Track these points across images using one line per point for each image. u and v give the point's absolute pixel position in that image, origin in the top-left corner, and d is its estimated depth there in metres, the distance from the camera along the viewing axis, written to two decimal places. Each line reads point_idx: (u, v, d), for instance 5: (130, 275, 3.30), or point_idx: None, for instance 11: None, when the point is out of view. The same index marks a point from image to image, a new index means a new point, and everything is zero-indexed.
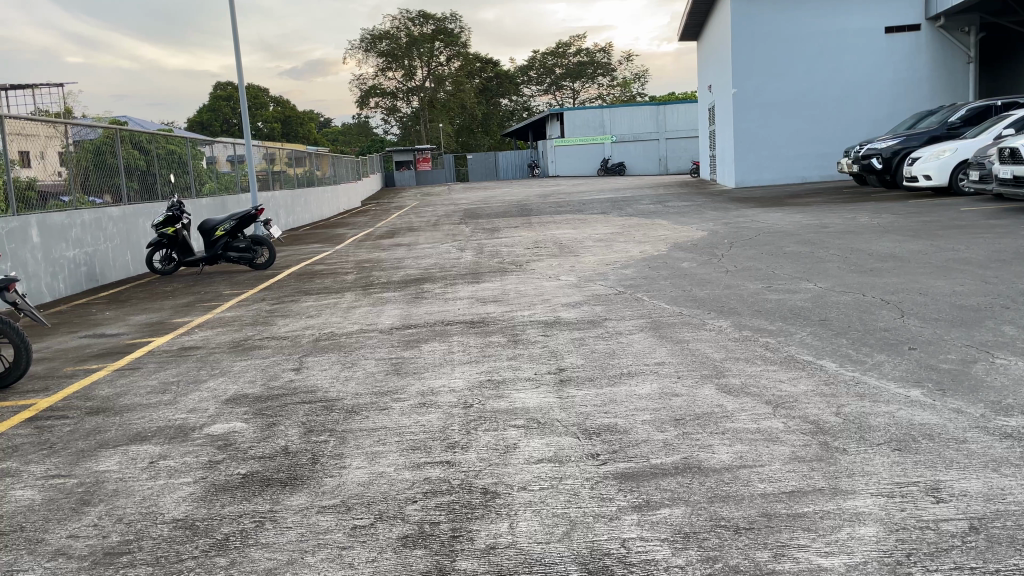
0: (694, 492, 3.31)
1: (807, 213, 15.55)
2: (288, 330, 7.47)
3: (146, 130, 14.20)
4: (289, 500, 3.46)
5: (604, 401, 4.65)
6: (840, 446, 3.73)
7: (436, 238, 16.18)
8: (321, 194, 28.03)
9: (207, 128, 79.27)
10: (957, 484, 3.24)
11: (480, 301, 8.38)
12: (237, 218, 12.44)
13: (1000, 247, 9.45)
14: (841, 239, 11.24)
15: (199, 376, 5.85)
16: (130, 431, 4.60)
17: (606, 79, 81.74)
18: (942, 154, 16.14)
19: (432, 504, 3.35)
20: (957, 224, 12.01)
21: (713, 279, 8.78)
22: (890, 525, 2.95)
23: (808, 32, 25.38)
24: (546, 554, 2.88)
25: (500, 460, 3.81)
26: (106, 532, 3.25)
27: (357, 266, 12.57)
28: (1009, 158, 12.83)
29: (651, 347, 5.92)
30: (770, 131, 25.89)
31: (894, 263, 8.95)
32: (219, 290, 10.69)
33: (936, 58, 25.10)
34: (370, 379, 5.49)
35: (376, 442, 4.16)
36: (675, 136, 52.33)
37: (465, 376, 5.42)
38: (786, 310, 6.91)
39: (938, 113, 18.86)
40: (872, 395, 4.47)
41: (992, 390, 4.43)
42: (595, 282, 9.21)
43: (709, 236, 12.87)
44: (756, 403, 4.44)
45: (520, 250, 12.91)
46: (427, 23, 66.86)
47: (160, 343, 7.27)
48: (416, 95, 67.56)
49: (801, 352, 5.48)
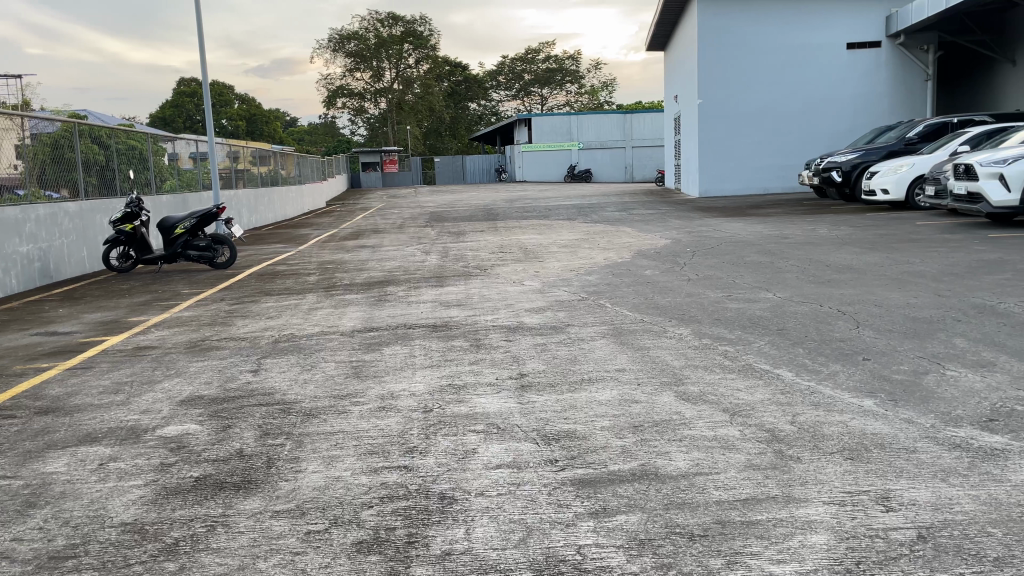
0: (650, 499, 3.33)
1: (768, 223, 15.84)
2: (247, 331, 7.38)
3: (106, 124, 13.83)
4: (242, 504, 3.41)
5: (564, 407, 4.67)
6: (794, 455, 3.78)
7: (400, 241, 16.07)
8: (285, 193, 27.74)
9: (169, 124, 78.10)
10: (906, 494, 3.30)
11: (443, 305, 8.37)
12: (198, 216, 12.24)
13: (953, 261, 9.66)
14: (800, 250, 11.38)
15: (154, 376, 5.74)
16: (79, 432, 4.49)
17: (574, 86, 81.99)
18: (900, 169, 16.52)
19: (388, 509, 3.33)
20: (912, 238, 12.27)
21: (675, 287, 8.86)
22: (841, 533, 2.99)
23: (773, 45, 25.78)
24: (502, 560, 2.88)
25: (458, 465, 3.79)
26: (51, 536, 3.16)
27: (320, 267, 12.48)
28: (963, 174, 13.07)
29: (612, 353, 5.96)
30: (735, 141, 26.22)
31: (851, 275, 9.10)
32: (176, 289, 10.48)
33: (894, 76, 25.71)
34: (329, 382, 5.43)
35: (333, 446, 4.12)
36: (641, 144, 52.92)
37: (426, 380, 5.39)
38: (745, 319, 7.00)
39: (896, 129, 19.28)
40: (827, 404, 4.54)
41: (942, 400, 4.55)
42: (558, 287, 9.22)
43: (672, 245, 13.00)
44: (713, 411, 4.49)
45: (484, 255, 12.89)
46: (396, 25, 66.67)
47: (115, 342, 7.11)
48: (383, 96, 67.28)
49: (758, 361, 5.57)
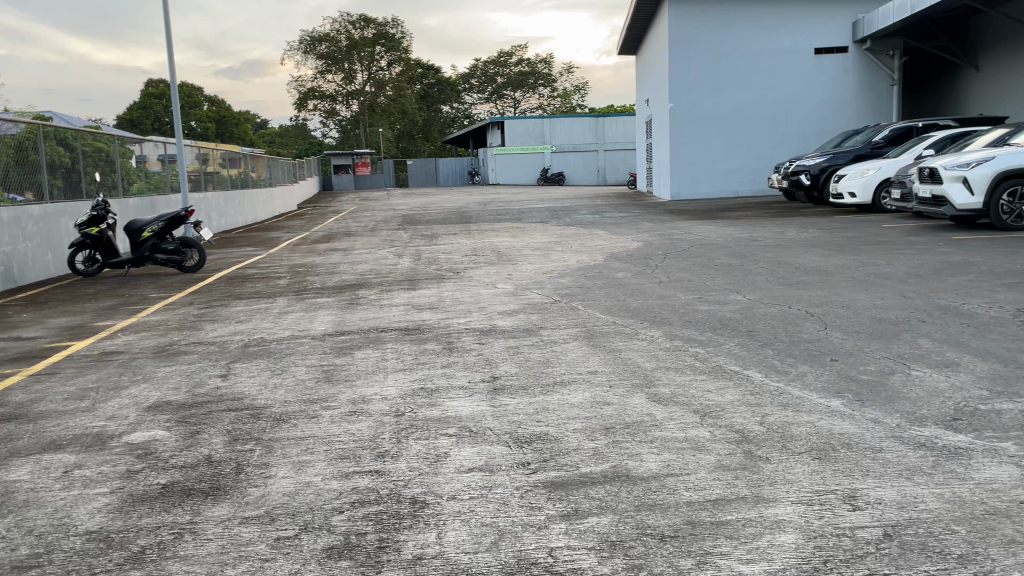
0: (621, 501, 3.35)
1: (738, 226, 15.99)
2: (216, 335, 7.29)
3: (71, 126, 13.61)
4: (211, 511, 3.37)
5: (536, 410, 4.67)
6: (763, 455, 3.82)
7: (373, 244, 16.00)
8: (255, 196, 27.49)
9: (137, 125, 77.02)
10: (873, 493, 3.35)
11: (416, 308, 8.35)
12: (166, 219, 12.08)
13: (918, 263, 9.82)
14: (770, 252, 11.51)
15: (121, 382, 5.65)
16: (43, 438, 4.41)
17: (546, 89, 82.19)
18: (866, 172, 16.79)
19: (359, 514, 3.30)
20: (878, 240, 12.46)
21: (647, 289, 8.91)
22: (809, 532, 3.03)
23: (743, 49, 26.06)
24: (474, 563, 2.87)
25: (430, 469, 3.78)
26: (14, 545, 3.10)
27: (291, 270, 12.37)
28: (929, 177, 13.30)
29: (584, 356, 5.98)
30: (706, 145, 26.47)
31: (820, 277, 9.22)
32: (144, 293, 10.33)
33: (861, 81, 26.11)
34: (300, 386, 5.38)
35: (303, 451, 4.08)
36: (614, 148, 53.20)
37: (398, 384, 5.36)
38: (715, 321, 7.06)
39: (863, 133, 19.59)
40: (795, 405, 4.59)
41: (908, 400, 4.62)
42: (531, 290, 9.23)
43: (644, 248, 13.07)
44: (684, 412, 4.53)
45: (457, 258, 12.86)
46: (368, 27, 66.38)
47: (80, 348, 6.99)
48: (355, 98, 66.96)
49: (728, 362, 5.62)
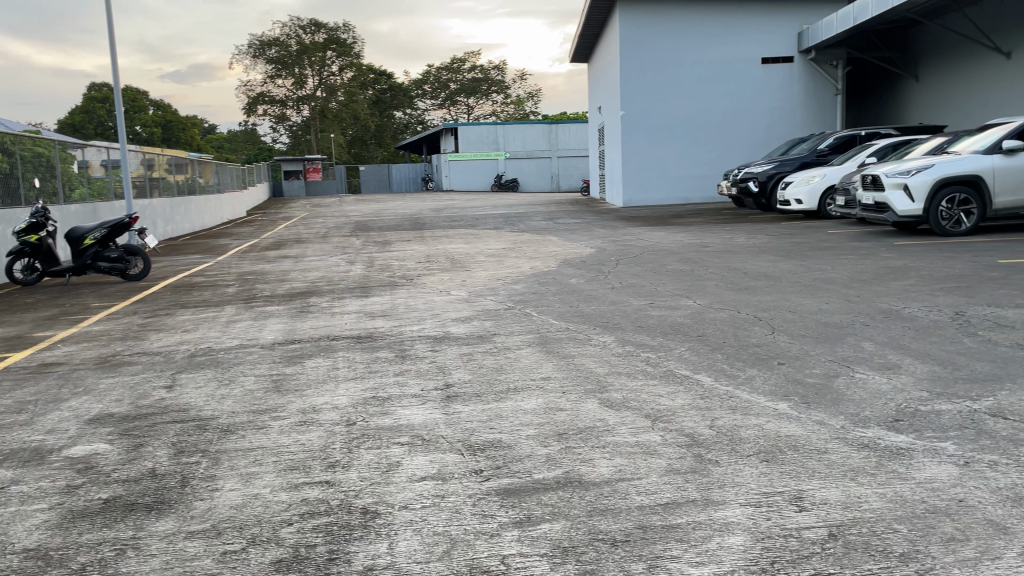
0: (574, 506, 3.36)
1: (689, 232, 16.21)
2: (161, 346, 7.12)
3: (9, 131, 13.18)
4: (155, 525, 3.28)
5: (489, 417, 4.66)
6: (712, 458, 3.87)
7: (324, 251, 15.82)
8: (204, 202, 26.97)
9: (79, 129, 74.92)
10: (818, 493, 3.42)
11: (368, 316, 8.27)
12: (109, 226, 11.77)
13: (861, 268, 10.08)
14: (720, 258, 11.69)
15: (61, 394, 5.48)
16: None
17: (500, 96, 82.34)
18: (812, 180, 17.18)
19: (309, 525, 3.25)
20: (824, 245, 12.76)
21: (599, 295, 8.97)
22: (757, 534, 3.08)
23: (692, 58, 26.49)
24: (425, 573, 2.85)
25: (382, 478, 3.74)
26: None
27: (240, 278, 12.16)
28: (871, 185, 13.66)
29: (537, 362, 5.98)
30: (657, 152, 26.81)
31: (768, 282, 9.40)
32: (86, 303, 10.04)
33: (807, 90, 26.74)
34: (248, 397, 5.28)
35: (251, 462, 4.01)
36: (567, 154, 53.54)
37: (349, 393, 5.30)
38: (666, 326, 7.14)
39: (809, 141, 20.05)
40: (744, 408, 4.66)
41: (852, 402, 4.73)
42: (485, 297, 9.23)
43: (597, 254, 13.16)
44: (635, 417, 4.57)
45: (410, 265, 12.78)
46: (319, 31, 65.67)
47: (17, 359, 6.76)
48: (306, 103, 66.18)
49: (679, 367, 5.69)
